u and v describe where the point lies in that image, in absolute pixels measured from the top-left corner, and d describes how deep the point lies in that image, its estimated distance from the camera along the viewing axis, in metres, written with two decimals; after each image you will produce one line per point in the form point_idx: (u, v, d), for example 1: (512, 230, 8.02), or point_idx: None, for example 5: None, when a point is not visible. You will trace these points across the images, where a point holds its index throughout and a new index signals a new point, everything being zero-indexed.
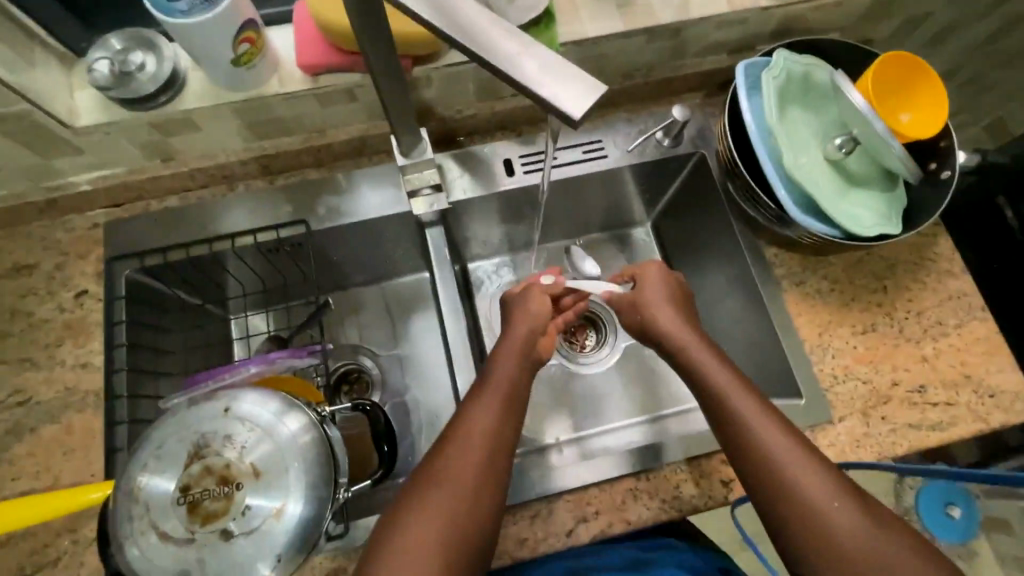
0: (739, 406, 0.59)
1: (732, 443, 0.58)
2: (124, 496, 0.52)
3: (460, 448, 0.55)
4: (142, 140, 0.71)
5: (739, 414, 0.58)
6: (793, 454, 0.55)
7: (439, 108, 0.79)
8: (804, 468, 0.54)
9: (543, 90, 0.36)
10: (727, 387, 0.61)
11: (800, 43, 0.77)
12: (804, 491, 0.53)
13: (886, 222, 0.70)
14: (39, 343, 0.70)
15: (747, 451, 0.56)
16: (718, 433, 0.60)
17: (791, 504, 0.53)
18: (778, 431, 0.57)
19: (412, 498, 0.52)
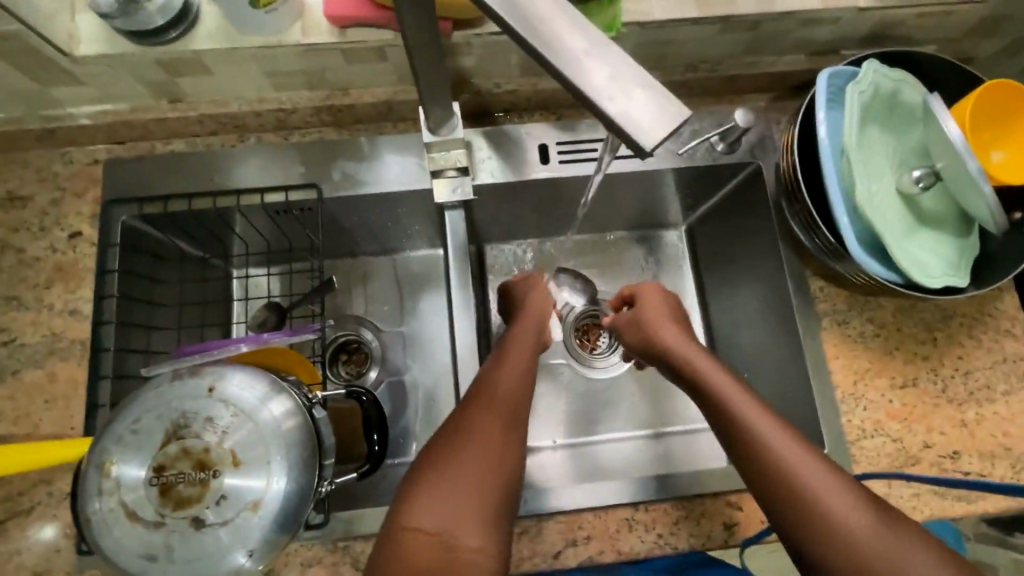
0: (757, 424, 0.53)
1: (750, 467, 0.52)
2: (97, 470, 0.49)
3: (469, 418, 0.54)
4: (150, 76, 0.65)
5: (754, 428, 0.53)
6: (813, 471, 0.49)
7: (476, 78, 0.71)
8: (838, 494, 0.48)
9: (614, 108, 0.32)
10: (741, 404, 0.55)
11: (892, 54, 0.67)
12: (842, 521, 0.47)
13: (952, 272, 0.63)
14: (28, 282, 0.67)
15: (769, 476, 0.50)
16: (730, 451, 0.55)
17: (831, 536, 0.47)
18: (804, 453, 0.51)
19: (429, 470, 0.50)
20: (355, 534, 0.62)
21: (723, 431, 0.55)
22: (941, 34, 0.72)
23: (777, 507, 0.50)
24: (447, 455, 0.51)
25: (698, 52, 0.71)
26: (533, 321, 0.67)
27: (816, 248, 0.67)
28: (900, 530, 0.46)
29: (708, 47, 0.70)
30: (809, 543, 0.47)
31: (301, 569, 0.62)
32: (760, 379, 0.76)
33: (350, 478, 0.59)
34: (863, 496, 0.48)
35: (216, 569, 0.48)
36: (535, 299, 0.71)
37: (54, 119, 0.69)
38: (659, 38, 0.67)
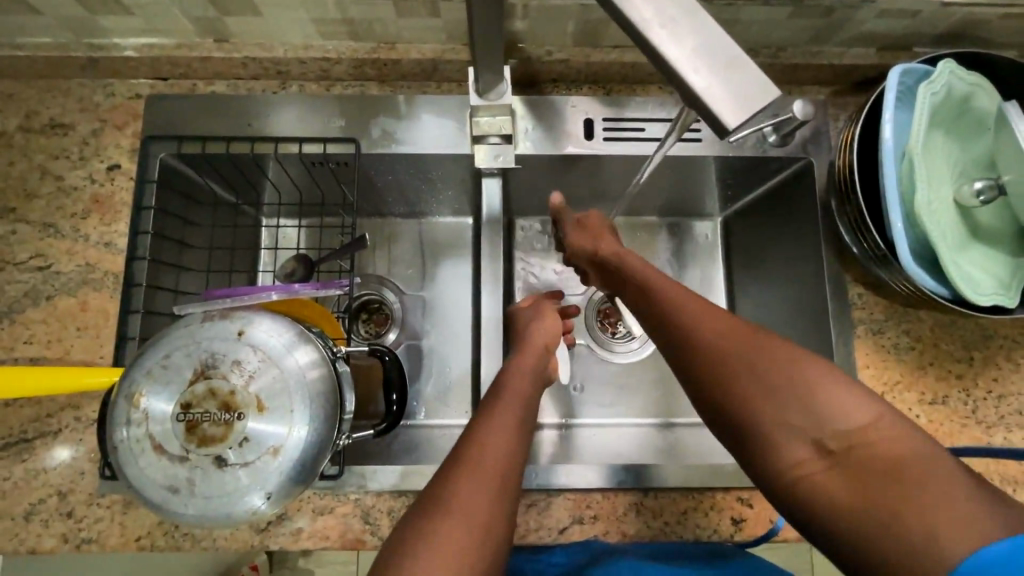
0: (681, 308, 0.51)
1: (681, 358, 0.49)
2: (124, 401, 0.50)
3: (467, 452, 0.46)
4: (198, 12, 0.64)
5: (702, 349, 0.47)
6: (771, 390, 0.44)
7: (527, 44, 0.69)
8: (766, 360, 0.45)
9: (698, 83, 0.31)
10: (672, 296, 0.53)
11: (972, 55, 0.63)
12: (774, 385, 0.44)
13: (1001, 293, 0.60)
14: (66, 211, 0.67)
15: (701, 365, 0.47)
16: (684, 377, 0.49)
17: (767, 403, 0.44)
18: (730, 330, 0.47)
19: (433, 505, 0.43)
20: (367, 489, 0.63)
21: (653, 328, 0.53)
22: None
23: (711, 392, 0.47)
24: (445, 502, 0.43)
25: (762, 36, 0.67)
26: (534, 354, 0.62)
27: (860, 252, 0.65)
28: (833, 380, 0.43)
29: (775, 31, 0.66)
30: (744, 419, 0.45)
31: (311, 516, 0.63)
32: None
33: (366, 434, 0.60)
34: (791, 353, 0.45)
35: (235, 507, 0.49)
36: (540, 332, 0.66)
37: (98, 48, 0.68)
38: (724, 16, 0.64)
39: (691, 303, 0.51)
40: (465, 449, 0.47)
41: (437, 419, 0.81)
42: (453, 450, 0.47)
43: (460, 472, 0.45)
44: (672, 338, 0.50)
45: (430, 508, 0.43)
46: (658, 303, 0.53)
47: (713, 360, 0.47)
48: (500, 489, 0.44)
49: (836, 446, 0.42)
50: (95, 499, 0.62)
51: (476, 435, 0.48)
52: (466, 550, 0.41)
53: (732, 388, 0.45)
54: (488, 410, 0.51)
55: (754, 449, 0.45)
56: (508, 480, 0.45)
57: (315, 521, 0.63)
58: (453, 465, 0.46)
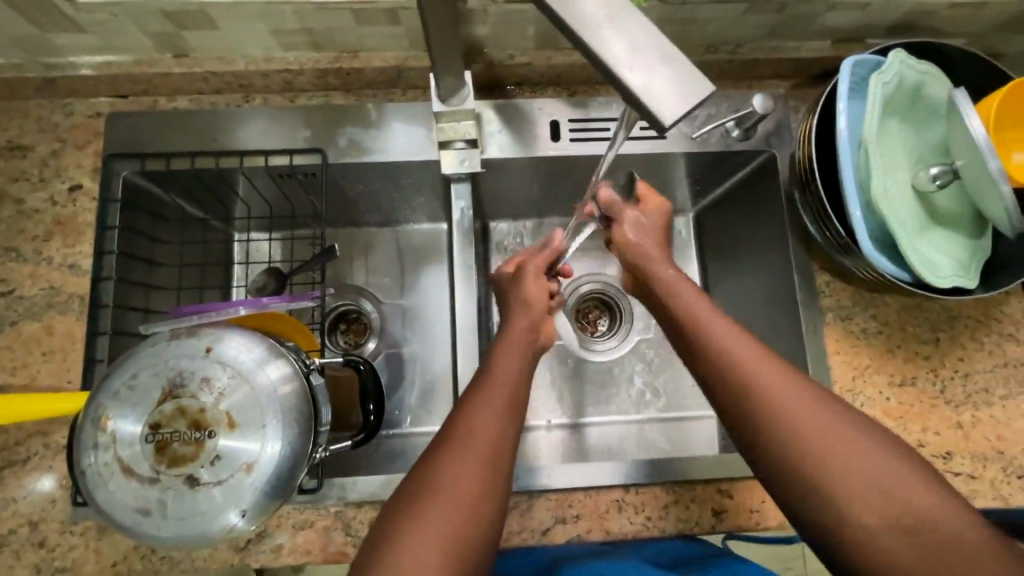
0: (751, 360, 0.50)
1: (746, 409, 0.49)
2: (91, 425, 0.49)
3: (456, 434, 0.49)
4: (154, 28, 0.63)
5: (784, 411, 0.47)
6: (851, 460, 0.44)
7: (489, 48, 0.70)
8: (836, 422, 0.46)
9: (634, 81, 0.31)
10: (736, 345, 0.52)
11: (922, 44, 0.65)
12: (843, 446, 0.45)
13: (960, 274, 0.62)
14: (27, 234, 0.66)
15: (781, 427, 0.46)
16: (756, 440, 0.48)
17: (845, 470, 0.44)
18: (809, 396, 0.48)
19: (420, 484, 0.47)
20: (348, 501, 0.62)
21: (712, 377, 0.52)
22: (973, 27, 0.70)
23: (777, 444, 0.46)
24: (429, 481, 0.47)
25: (719, 33, 0.69)
26: (524, 332, 0.62)
27: (824, 241, 0.67)
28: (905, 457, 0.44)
29: (731, 28, 0.68)
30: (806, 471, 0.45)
31: (292, 531, 0.62)
32: None
33: (344, 446, 0.59)
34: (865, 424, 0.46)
35: (210, 527, 0.48)
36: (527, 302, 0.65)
37: (54, 67, 0.67)
38: (681, 15, 0.65)
39: (758, 355, 0.51)
40: (452, 430, 0.50)
41: (422, 427, 0.81)
42: (441, 432, 0.50)
43: (448, 453, 0.48)
44: (741, 388, 0.49)
45: (422, 488, 0.46)
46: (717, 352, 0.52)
47: (794, 425, 0.46)
48: (487, 466, 0.48)
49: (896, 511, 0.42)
50: (68, 527, 0.61)
51: (465, 417, 0.51)
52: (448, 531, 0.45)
53: (814, 454, 0.45)
54: (472, 390, 0.53)
55: (823, 515, 0.44)
56: (498, 465, 0.48)
57: (296, 536, 0.62)
58: (441, 447, 0.49)
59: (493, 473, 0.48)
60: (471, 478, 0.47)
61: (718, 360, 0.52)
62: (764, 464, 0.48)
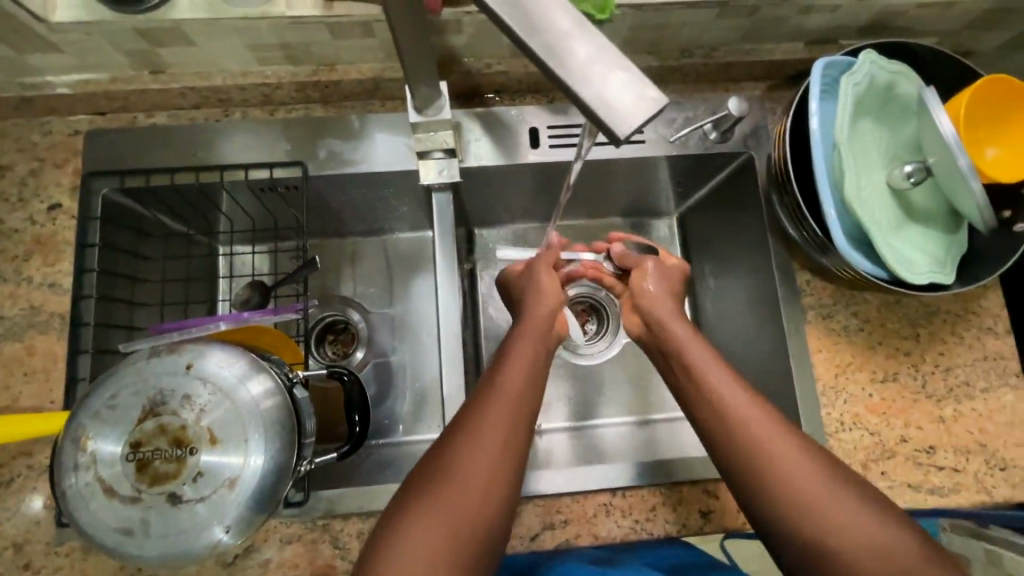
0: (757, 421, 0.51)
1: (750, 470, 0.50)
2: (71, 445, 0.49)
3: (469, 426, 0.50)
4: (130, 46, 0.63)
5: (789, 471, 0.49)
6: (850, 519, 0.46)
7: (466, 58, 0.71)
8: (833, 482, 0.48)
9: (588, 93, 0.32)
10: (741, 407, 0.52)
11: (892, 45, 0.66)
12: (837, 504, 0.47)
13: (936, 269, 0.63)
14: (6, 254, 0.66)
15: (787, 486, 0.48)
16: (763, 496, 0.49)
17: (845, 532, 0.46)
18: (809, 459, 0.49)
19: (432, 482, 0.48)
20: (335, 513, 0.62)
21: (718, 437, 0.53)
22: (942, 26, 0.71)
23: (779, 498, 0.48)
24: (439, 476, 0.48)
25: (693, 37, 0.70)
26: (539, 325, 0.61)
27: (803, 241, 0.67)
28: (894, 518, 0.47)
29: (705, 32, 0.69)
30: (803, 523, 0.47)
31: (280, 545, 0.62)
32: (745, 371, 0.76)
33: (329, 457, 0.59)
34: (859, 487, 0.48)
35: (193, 544, 0.48)
36: (542, 294, 0.64)
37: (30, 87, 0.67)
38: (655, 21, 0.66)
39: (762, 416, 0.52)
40: (462, 425, 0.51)
41: (413, 436, 0.81)
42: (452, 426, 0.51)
43: (456, 448, 0.49)
44: (748, 450, 0.50)
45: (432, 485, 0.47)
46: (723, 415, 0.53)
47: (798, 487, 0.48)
48: (497, 466, 0.49)
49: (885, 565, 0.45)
50: (53, 548, 0.60)
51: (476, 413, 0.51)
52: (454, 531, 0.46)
53: (818, 516, 0.47)
54: (486, 383, 0.54)
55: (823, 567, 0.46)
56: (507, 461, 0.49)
57: (283, 550, 0.62)
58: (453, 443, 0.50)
59: (503, 466, 0.49)
60: (480, 472, 0.48)
61: (722, 420, 0.53)
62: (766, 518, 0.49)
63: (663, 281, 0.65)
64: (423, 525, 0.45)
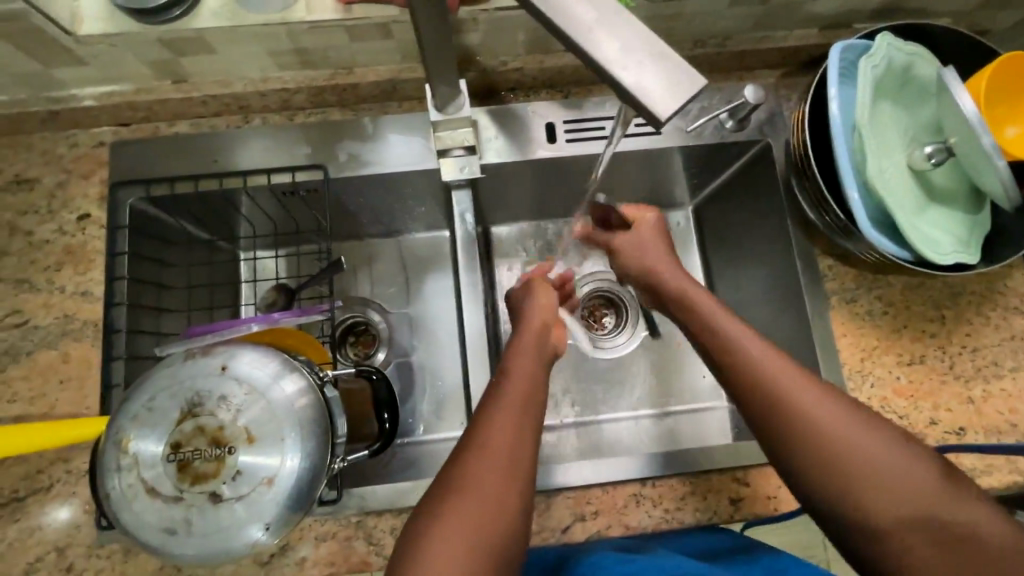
0: (790, 386, 0.50)
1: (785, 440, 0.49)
2: (112, 447, 0.50)
3: (479, 428, 0.51)
4: (153, 56, 0.64)
5: (818, 420, 0.48)
6: (883, 463, 0.46)
7: (481, 56, 0.71)
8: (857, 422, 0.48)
9: (626, 79, 0.32)
10: (778, 372, 0.51)
11: (908, 27, 0.66)
12: (878, 473, 0.45)
13: (961, 249, 0.63)
14: (39, 264, 0.67)
15: (815, 435, 0.47)
16: (790, 445, 0.49)
17: (875, 478, 0.46)
18: (837, 405, 0.49)
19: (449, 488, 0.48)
20: (368, 510, 0.63)
21: (749, 405, 0.52)
22: (957, 5, 0.71)
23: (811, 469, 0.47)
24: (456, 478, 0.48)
25: (706, 27, 0.70)
26: (532, 335, 0.64)
27: (824, 226, 0.67)
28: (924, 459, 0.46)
29: (719, 21, 0.69)
30: (840, 492, 0.46)
31: (314, 543, 0.63)
32: None
33: (361, 455, 0.60)
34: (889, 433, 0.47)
35: (236, 542, 0.49)
36: (536, 309, 0.68)
37: (56, 101, 0.68)
38: (669, 11, 0.66)
39: (800, 389, 0.50)
40: (474, 432, 0.51)
41: (436, 434, 0.82)
42: (465, 428, 0.52)
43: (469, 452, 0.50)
44: (794, 429, 0.48)
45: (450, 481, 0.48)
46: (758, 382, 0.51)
47: (826, 435, 0.47)
48: (508, 464, 0.49)
49: (937, 532, 0.44)
50: (94, 551, 0.61)
51: (484, 416, 0.52)
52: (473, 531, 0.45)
53: (853, 461, 0.46)
54: (492, 394, 0.55)
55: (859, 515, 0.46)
56: (518, 456, 0.50)
57: (318, 548, 0.63)
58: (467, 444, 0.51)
59: (516, 468, 0.49)
60: (492, 471, 0.48)
61: (754, 390, 0.51)
62: (800, 468, 0.48)
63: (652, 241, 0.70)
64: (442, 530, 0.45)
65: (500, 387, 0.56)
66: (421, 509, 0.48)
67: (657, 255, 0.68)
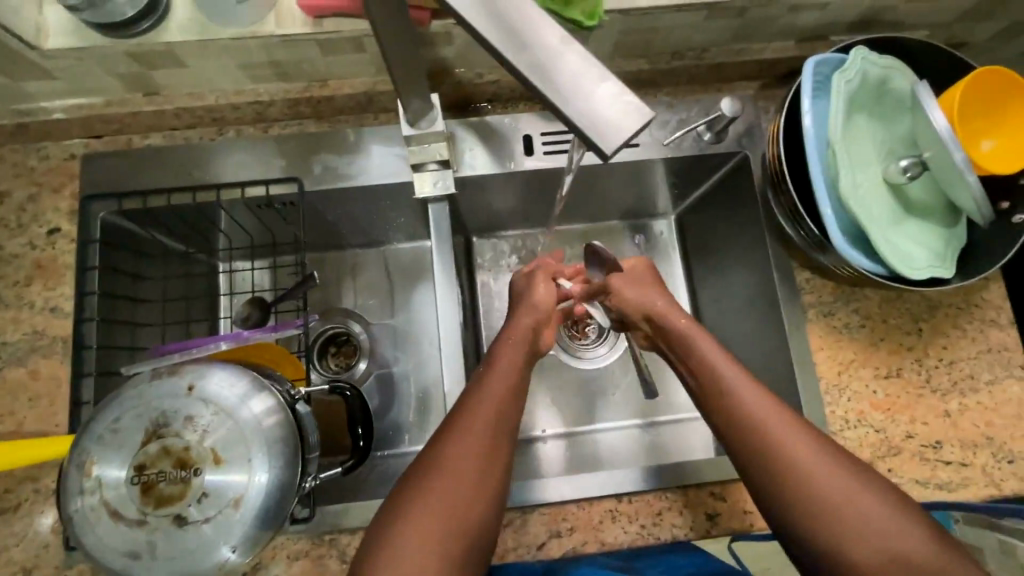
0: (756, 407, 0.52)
1: (751, 460, 0.50)
2: (75, 469, 0.49)
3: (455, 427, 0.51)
4: (122, 69, 0.64)
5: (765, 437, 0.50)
6: (827, 480, 0.47)
7: (457, 68, 0.71)
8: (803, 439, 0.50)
9: (574, 109, 0.32)
10: (735, 389, 0.53)
11: (883, 40, 0.66)
12: (840, 494, 0.46)
13: (936, 263, 0.63)
14: (8, 279, 0.66)
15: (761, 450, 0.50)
16: (739, 459, 0.51)
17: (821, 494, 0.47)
18: (786, 424, 0.51)
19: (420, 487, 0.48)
20: (342, 528, 0.62)
21: (718, 427, 0.53)
22: (933, 18, 0.71)
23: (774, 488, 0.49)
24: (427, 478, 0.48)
25: (683, 39, 0.70)
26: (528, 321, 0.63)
27: (800, 239, 0.67)
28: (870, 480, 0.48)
29: (695, 34, 0.69)
30: (800, 510, 0.47)
31: (288, 562, 0.62)
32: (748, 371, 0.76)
33: (334, 473, 0.59)
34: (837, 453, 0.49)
35: (201, 565, 0.48)
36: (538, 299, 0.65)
37: (25, 113, 0.67)
38: (645, 24, 0.66)
39: (765, 409, 0.51)
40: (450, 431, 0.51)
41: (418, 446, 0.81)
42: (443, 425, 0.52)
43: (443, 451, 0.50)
44: (744, 446, 0.51)
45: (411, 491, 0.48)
46: (729, 403, 0.53)
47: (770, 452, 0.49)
48: (479, 463, 0.49)
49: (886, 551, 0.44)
50: (62, 572, 0.60)
51: (462, 413, 0.52)
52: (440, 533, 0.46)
53: (798, 478, 0.48)
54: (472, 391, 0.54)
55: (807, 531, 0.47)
56: (491, 456, 0.50)
57: (291, 566, 0.62)
58: (430, 453, 0.50)
59: (487, 469, 0.49)
60: (462, 471, 0.49)
61: (722, 409, 0.53)
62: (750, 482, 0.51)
63: (642, 286, 0.65)
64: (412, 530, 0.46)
65: (472, 396, 0.54)
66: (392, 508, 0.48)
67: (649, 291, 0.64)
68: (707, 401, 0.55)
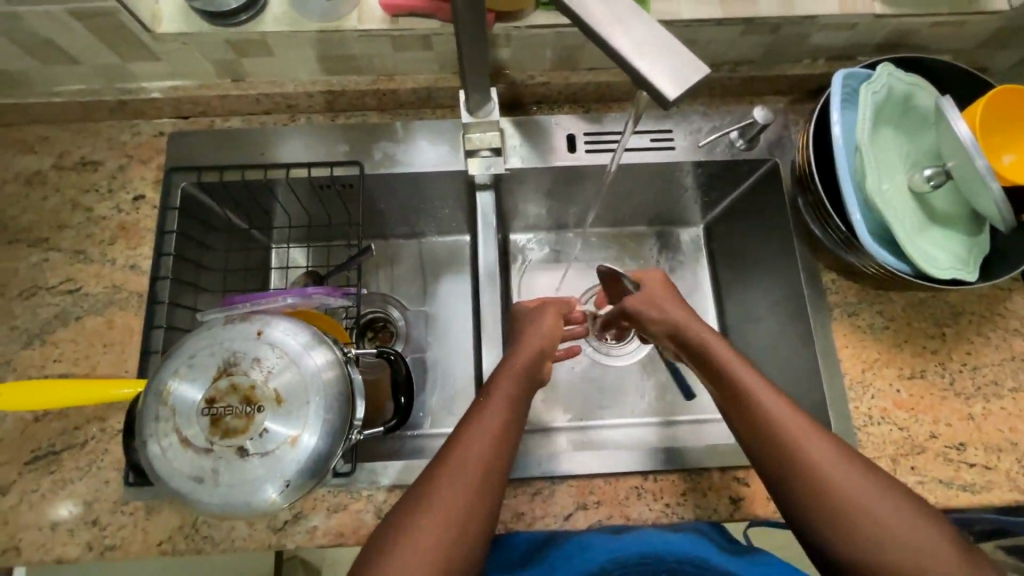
0: (750, 387, 0.58)
1: (781, 470, 0.53)
2: (154, 397, 0.54)
3: (469, 431, 0.55)
4: (217, 56, 0.72)
5: (771, 418, 0.55)
6: (832, 470, 0.52)
7: (511, 70, 0.78)
8: (807, 431, 0.54)
9: (640, 65, 0.38)
10: (736, 375, 0.59)
11: (910, 60, 0.71)
12: (840, 487, 0.51)
13: (959, 267, 0.66)
14: (95, 238, 0.73)
15: (763, 431, 0.55)
16: (748, 438, 0.57)
17: (818, 480, 0.52)
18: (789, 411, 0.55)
19: (434, 483, 0.52)
20: (379, 485, 0.66)
21: (728, 408, 0.59)
22: (956, 43, 0.76)
23: (809, 503, 0.51)
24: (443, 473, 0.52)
25: (720, 53, 0.76)
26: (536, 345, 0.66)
27: (828, 239, 0.71)
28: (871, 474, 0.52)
29: (731, 49, 0.75)
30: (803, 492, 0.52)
31: (326, 514, 0.65)
32: (771, 369, 0.79)
33: (377, 431, 0.63)
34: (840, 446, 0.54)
35: (255, 496, 0.52)
36: (539, 334, 0.68)
37: (127, 92, 0.76)
38: (686, 36, 0.72)
39: (772, 397, 0.56)
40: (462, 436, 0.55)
41: (445, 427, 0.84)
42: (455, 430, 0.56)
43: (459, 454, 0.54)
44: (751, 425, 0.56)
45: (428, 478, 0.52)
46: (755, 415, 0.56)
47: (775, 432, 0.54)
48: (489, 467, 0.53)
49: (877, 543, 0.49)
50: (119, 507, 0.64)
51: (471, 420, 0.57)
52: (448, 523, 0.50)
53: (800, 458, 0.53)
54: (484, 403, 0.58)
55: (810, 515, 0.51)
56: (497, 459, 0.54)
57: (329, 518, 0.65)
58: (448, 450, 0.54)
59: (494, 467, 0.53)
60: (474, 469, 0.53)
61: (731, 391, 0.59)
62: (758, 459, 0.56)
63: (665, 296, 0.70)
64: (423, 520, 0.49)
65: (483, 408, 0.58)
66: (404, 503, 0.52)
67: (661, 291, 0.71)
68: (717, 383, 0.61)
